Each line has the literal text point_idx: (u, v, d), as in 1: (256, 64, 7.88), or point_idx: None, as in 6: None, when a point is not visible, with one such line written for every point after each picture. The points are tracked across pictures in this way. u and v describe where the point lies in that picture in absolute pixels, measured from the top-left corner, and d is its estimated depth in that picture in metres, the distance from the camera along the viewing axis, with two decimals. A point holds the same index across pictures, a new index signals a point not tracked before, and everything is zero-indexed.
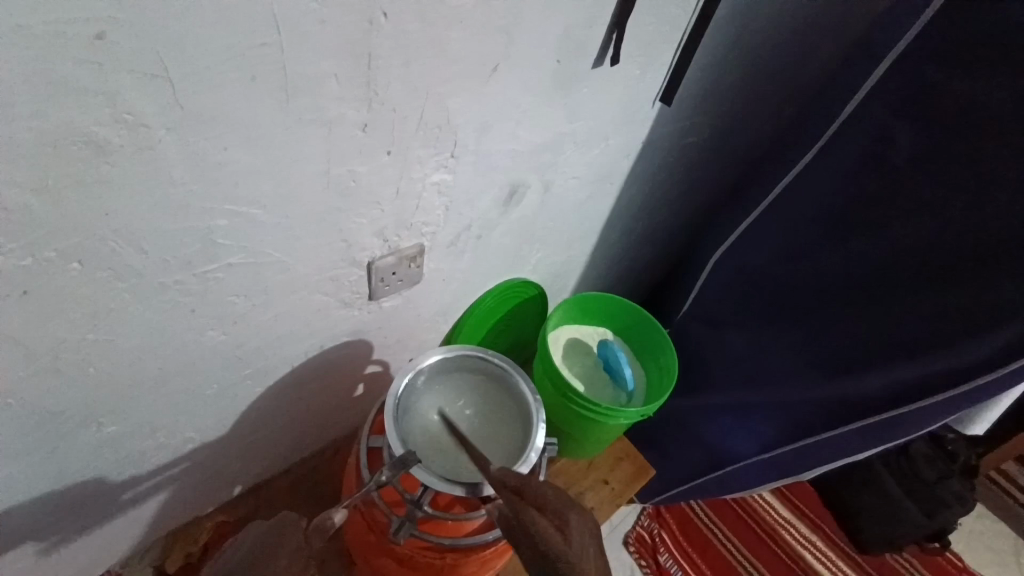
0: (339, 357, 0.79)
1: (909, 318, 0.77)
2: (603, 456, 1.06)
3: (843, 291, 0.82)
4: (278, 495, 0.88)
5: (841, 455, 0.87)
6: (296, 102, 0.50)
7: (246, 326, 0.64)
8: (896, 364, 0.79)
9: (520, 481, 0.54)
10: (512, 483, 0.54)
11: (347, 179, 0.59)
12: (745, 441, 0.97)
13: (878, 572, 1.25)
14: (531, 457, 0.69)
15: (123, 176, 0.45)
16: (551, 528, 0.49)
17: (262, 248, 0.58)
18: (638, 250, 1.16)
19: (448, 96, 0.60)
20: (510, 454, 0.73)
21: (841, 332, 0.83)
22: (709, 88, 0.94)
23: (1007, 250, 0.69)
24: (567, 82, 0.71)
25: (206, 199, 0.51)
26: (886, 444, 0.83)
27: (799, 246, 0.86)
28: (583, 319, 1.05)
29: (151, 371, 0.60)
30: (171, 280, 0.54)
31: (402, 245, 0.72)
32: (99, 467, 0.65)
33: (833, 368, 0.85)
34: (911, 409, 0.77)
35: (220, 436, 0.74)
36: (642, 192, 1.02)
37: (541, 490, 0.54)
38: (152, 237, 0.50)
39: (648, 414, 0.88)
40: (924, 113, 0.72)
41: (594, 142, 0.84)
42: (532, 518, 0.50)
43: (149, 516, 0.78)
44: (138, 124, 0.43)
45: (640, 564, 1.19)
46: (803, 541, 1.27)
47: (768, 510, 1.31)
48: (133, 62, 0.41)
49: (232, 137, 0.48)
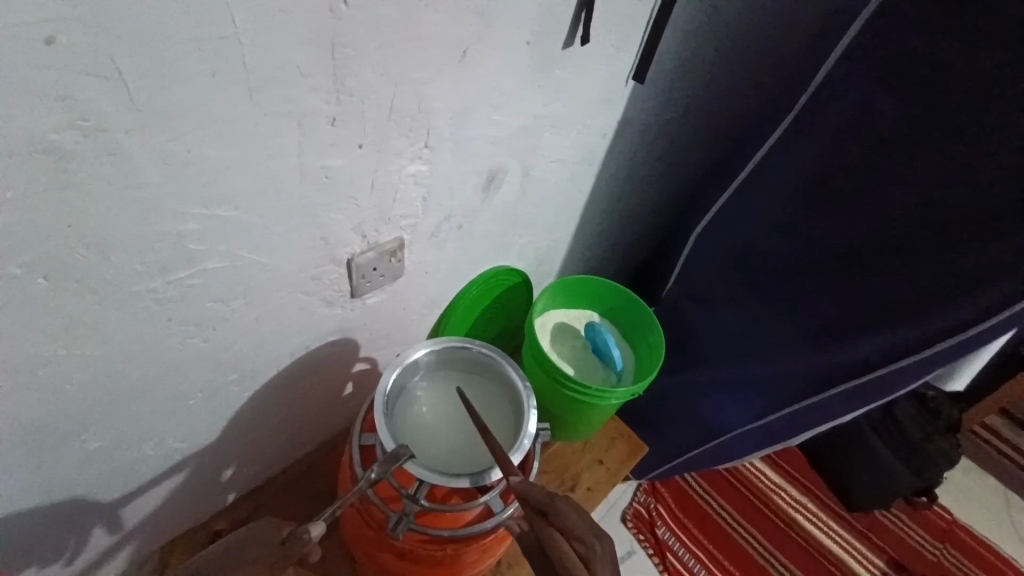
0: (327, 357, 0.79)
1: (890, 278, 0.78)
2: (598, 436, 1.07)
3: (825, 258, 0.83)
4: (273, 499, 0.87)
5: (830, 417, 0.89)
6: (263, 93, 0.48)
7: (230, 330, 0.63)
8: (879, 327, 0.80)
9: (548, 501, 0.52)
10: (540, 503, 0.52)
11: (323, 174, 0.58)
12: (736, 411, 0.99)
13: (869, 529, 1.29)
14: (525, 443, 0.69)
15: (86, 183, 0.44)
16: (575, 560, 0.48)
17: (237, 249, 0.56)
18: (620, 231, 1.16)
19: (424, 81, 0.59)
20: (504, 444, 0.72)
21: (823, 299, 0.85)
22: (683, 64, 0.94)
23: (981, 207, 0.70)
24: (544, 62, 0.70)
25: (175, 203, 0.49)
26: (872, 403, 0.85)
27: (779, 216, 0.86)
28: (568, 303, 1.05)
29: (133, 382, 0.59)
30: (146, 288, 0.53)
31: (383, 240, 0.71)
32: (87, 483, 0.63)
33: (818, 333, 0.86)
34: (894, 368, 0.80)
35: (212, 442, 0.73)
36: (622, 171, 1.02)
37: (571, 511, 0.52)
38: (121, 243, 0.48)
39: (639, 392, 0.89)
40: (897, 77, 0.73)
41: (573, 122, 0.83)
42: (557, 548, 0.49)
43: (143, 530, 0.77)
44: (99, 128, 0.42)
45: (639, 539, 1.21)
46: (795, 504, 1.30)
47: (759, 476, 1.34)
48: (89, 62, 0.39)
49: (199, 137, 0.47)
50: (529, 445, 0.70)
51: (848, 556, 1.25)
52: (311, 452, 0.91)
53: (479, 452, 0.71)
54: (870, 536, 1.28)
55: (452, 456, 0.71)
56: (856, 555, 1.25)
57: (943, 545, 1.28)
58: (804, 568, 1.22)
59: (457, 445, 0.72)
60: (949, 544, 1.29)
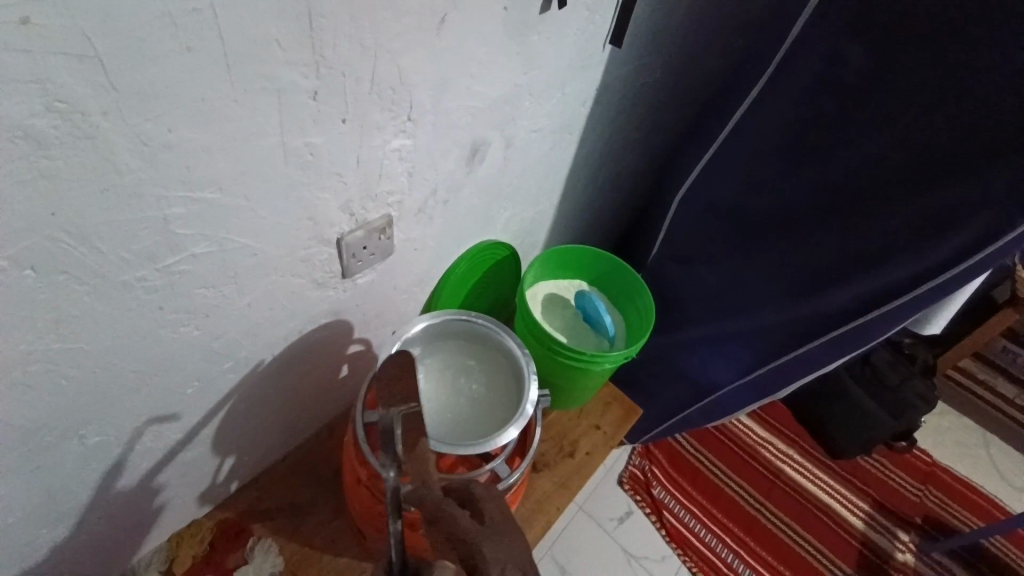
0: (320, 340, 0.78)
1: (869, 229, 0.81)
2: (592, 403, 1.09)
3: (805, 212, 0.85)
4: (276, 485, 0.87)
5: (813, 368, 0.93)
6: (241, 70, 0.47)
7: (223, 317, 0.62)
8: (858, 275, 0.83)
9: (435, 502, 0.49)
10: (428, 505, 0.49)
11: (306, 152, 0.57)
12: (724, 368, 1.02)
13: (853, 475, 1.35)
14: (528, 411, 0.69)
15: (67, 170, 0.42)
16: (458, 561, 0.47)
17: (225, 234, 0.56)
18: (603, 198, 1.17)
19: (401, 52, 0.58)
20: (503, 411, 0.74)
21: (804, 252, 0.87)
22: (659, 26, 0.93)
23: (952, 155, 0.72)
24: (520, 29, 0.69)
25: (158, 188, 0.48)
26: (852, 352, 0.89)
27: (757, 174, 0.88)
28: (557, 273, 1.06)
29: (128, 375, 0.58)
30: (134, 277, 0.51)
31: (370, 217, 0.70)
32: (87, 479, 0.63)
33: (801, 286, 0.89)
34: (873, 315, 0.83)
35: (210, 431, 0.73)
36: (601, 139, 1.02)
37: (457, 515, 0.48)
38: (107, 233, 0.47)
39: (632, 355, 0.90)
40: (869, 28, 0.73)
41: (552, 90, 0.83)
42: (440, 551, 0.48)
43: (149, 524, 0.76)
44: (75, 110, 0.40)
45: (636, 499, 1.25)
46: (783, 456, 1.35)
47: (747, 431, 1.38)
48: (61, 44, 0.37)
49: (179, 115, 0.46)
50: (531, 412, 0.71)
51: (836, 502, 1.30)
52: (311, 436, 0.91)
53: (484, 420, 0.73)
54: (854, 481, 1.34)
55: (452, 423, 0.72)
56: (843, 501, 1.30)
57: (924, 486, 1.35)
58: (794, 516, 1.27)
59: (462, 414, 0.73)
60: (930, 484, 1.35)
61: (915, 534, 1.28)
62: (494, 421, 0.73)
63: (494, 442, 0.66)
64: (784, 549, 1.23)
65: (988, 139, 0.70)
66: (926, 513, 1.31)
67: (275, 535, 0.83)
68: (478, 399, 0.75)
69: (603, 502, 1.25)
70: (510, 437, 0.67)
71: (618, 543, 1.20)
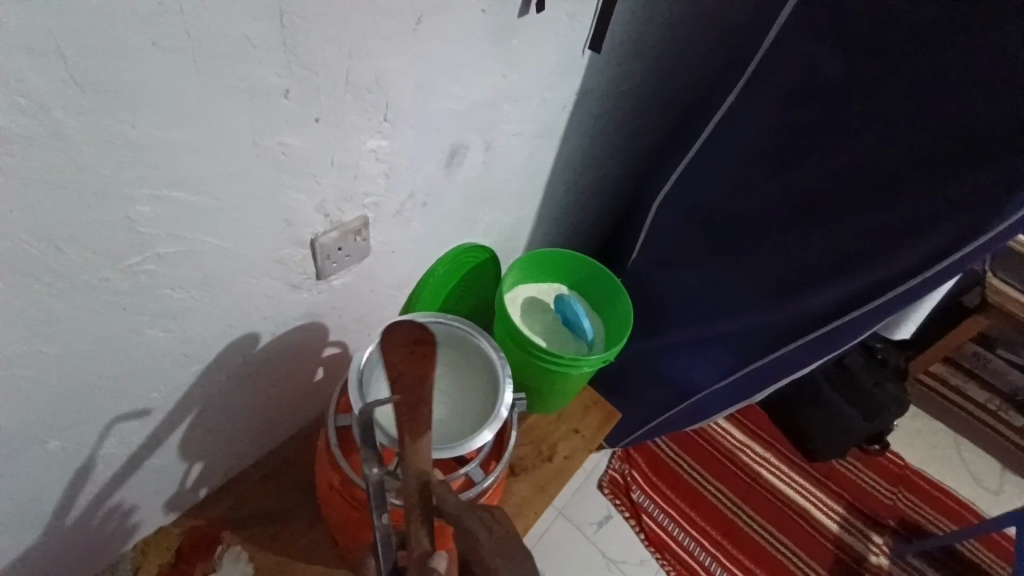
0: (296, 343, 0.77)
1: (844, 235, 0.82)
2: (571, 407, 1.09)
3: (778, 217, 0.87)
4: (249, 492, 0.85)
5: (789, 371, 0.94)
6: (214, 67, 0.46)
7: (193, 319, 0.61)
8: (830, 280, 0.85)
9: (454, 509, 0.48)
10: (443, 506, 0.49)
11: (280, 152, 0.56)
12: (705, 373, 1.03)
13: (829, 478, 1.36)
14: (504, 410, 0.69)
15: (27, 168, 0.41)
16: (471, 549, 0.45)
17: (196, 235, 0.55)
18: (584, 202, 1.17)
19: (379, 52, 0.57)
20: (479, 411, 0.73)
21: (778, 257, 0.88)
22: (639, 32, 0.94)
23: (923, 165, 0.74)
24: (501, 32, 0.69)
25: (125, 186, 0.47)
26: (827, 356, 0.90)
27: (733, 181, 0.89)
28: (537, 277, 1.06)
29: (93, 379, 0.56)
30: (98, 277, 0.50)
31: (346, 219, 0.69)
32: (49, 485, 0.61)
33: (777, 291, 0.90)
34: (845, 320, 0.84)
35: (180, 435, 0.71)
36: (581, 144, 1.03)
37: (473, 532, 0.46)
38: (68, 231, 0.46)
39: (610, 359, 0.91)
40: (840, 41, 0.75)
41: (532, 96, 0.83)
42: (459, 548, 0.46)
43: (116, 530, 0.74)
44: (37, 107, 0.39)
45: (615, 503, 1.26)
46: (760, 459, 1.37)
47: (725, 435, 1.39)
48: (24, 40, 0.37)
49: (148, 113, 0.45)
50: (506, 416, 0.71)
51: (811, 505, 1.32)
52: (285, 441, 0.89)
53: (459, 424, 0.72)
54: (830, 484, 1.35)
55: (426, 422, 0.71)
56: (818, 504, 1.32)
57: (897, 489, 1.37)
58: (771, 519, 1.29)
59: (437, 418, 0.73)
60: (902, 487, 1.38)
61: (888, 537, 1.31)
62: (470, 419, 0.73)
63: (467, 446, 0.66)
64: (760, 551, 1.25)
65: (955, 147, 0.72)
66: (899, 516, 1.34)
67: (247, 542, 0.82)
68: (454, 398, 0.74)
69: (582, 506, 1.24)
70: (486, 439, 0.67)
71: (597, 547, 1.20)
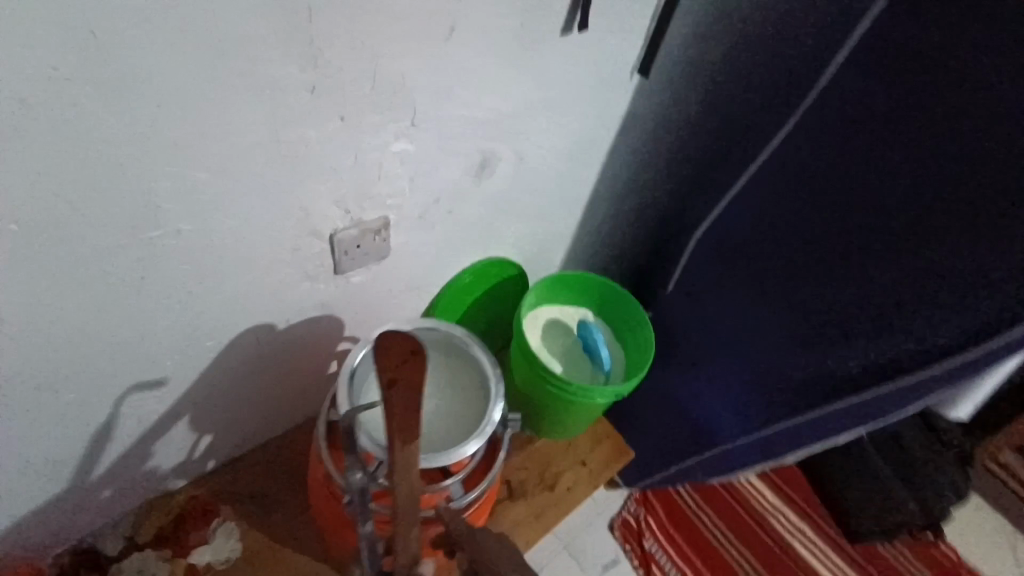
0: (309, 333, 0.79)
1: (889, 292, 0.75)
2: (583, 437, 1.05)
3: (817, 264, 0.82)
4: (252, 471, 0.87)
5: (826, 437, 0.85)
6: (234, 57, 0.49)
7: (206, 296, 0.64)
8: (868, 340, 0.78)
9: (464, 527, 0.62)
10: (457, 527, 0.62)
11: (300, 145, 0.58)
12: (730, 423, 0.95)
13: (868, 560, 1.23)
14: (486, 431, 0.67)
15: (54, 136, 0.45)
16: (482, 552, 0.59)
17: (213, 215, 0.58)
18: (623, 230, 1.15)
19: (401, 57, 0.59)
20: (467, 425, 0.72)
21: (814, 305, 0.83)
22: (688, 63, 0.93)
23: (980, 222, 0.66)
24: (534, 49, 0.70)
25: (143, 162, 0.50)
26: (869, 425, 0.81)
27: (773, 223, 0.87)
28: (562, 298, 1.03)
29: (104, 340, 0.60)
30: (115, 245, 0.54)
31: (365, 218, 0.71)
32: (55, 437, 0.65)
33: (811, 342, 0.84)
34: (889, 387, 0.76)
35: (186, 406, 0.74)
36: (619, 169, 1.01)
37: (489, 543, 0.60)
38: (88, 197, 0.50)
39: (622, 393, 0.87)
40: (895, 83, 0.70)
41: (566, 116, 0.83)
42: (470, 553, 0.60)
43: (119, 491, 0.78)
44: (64, 79, 0.43)
45: (625, 548, 1.20)
46: (793, 528, 1.25)
47: (757, 498, 1.29)
48: (62, 10, 0.41)
49: (166, 95, 0.48)
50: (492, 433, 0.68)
51: None
52: (293, 428, 0.91)
53: (448, 437, 0.71)
54: (869, 568, 1.22)
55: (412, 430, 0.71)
56: None
57: None
58: None
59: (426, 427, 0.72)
60: None
61: None
62: (457, 432, 0.72)
63: (446, 458, 0.64)
64: None
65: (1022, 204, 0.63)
66: None
67: (240, 520, 0.84)
68: (445, 409, 0.74)
69: (590, 545, 1.19)
70: (461, 457, 0.65)
71: None
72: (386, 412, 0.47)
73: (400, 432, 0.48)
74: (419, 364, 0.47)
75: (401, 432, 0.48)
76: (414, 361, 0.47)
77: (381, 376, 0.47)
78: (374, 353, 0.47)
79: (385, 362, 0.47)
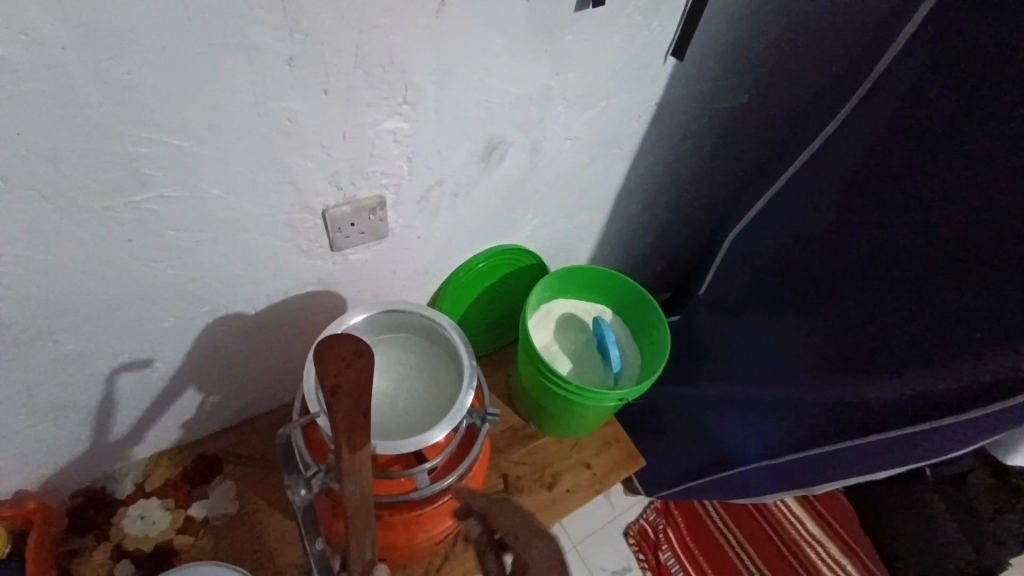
0: (309, 308, 0.80)
1: (941, 315, 0.65)
2: (591, 439, 1.00)
3: (863, 277, 0.72)
4: (258, 436, 0.91)
5: (856, 471, 0.75)
6: (209, 21, 0.48)
7: (199, 261, 0.66)
8: (909, 369, 0.67)
9: None
10: None
11: (285, 117, 0.58)
12: (750, 442, 0.87)
13: None
14: (452, 420, 0.64)
15: (36, 100, 0.47)
16: None
17: (200, 184, 0.59)
18: (656, 226, 1.07)
19: (393, 30, 0.56)
20: (441, 414, 0.70)
21: (853, 324, 0.73)
22: (734, 46, 0.84)
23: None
24: (548, 25, 0.65)
25: (124, 125, 0.51)
26: (910, 464, 0.70)
27: (813, 225, 0.77)
28: (580, 292, 0.98)
29: (102, 297, 0.63)
30: (103, 206, 0.56)
31: (360, 196, 0.70)
32: (65, 384, 0.69)
33: (845, 368, 0.74)
34: (934, 425, 0.65)
35: (190, 368, 0.78)
36: (655, 162, 0.94)
37: None
38: (73, 158, 0.52)
39: (624, 398, 0.82)
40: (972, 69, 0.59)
41: (589, 101, 0.77)
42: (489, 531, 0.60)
43: (130, 441, 0.83)
44: (39, 42, 0.44)
45: (638, 557, 1.14)
46: (831, 562, 1.14)
47: (794, 523, 1.19)
48: None
49: (140, 61, 0.48)
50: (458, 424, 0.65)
51: None
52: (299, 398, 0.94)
53: (420, 424, 0.70)
54: None
55: (383, 414, 0.70)
56: None
57: None
58: None
59: (401, 412, 0.71)
60: None
61: None
62: (429, 422, 0.70)
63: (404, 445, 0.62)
64: None
65: None
66: None
67: (238, 479, 0.87)
68: (421, 397, 0.72)
69: (599, 549, 1.15)
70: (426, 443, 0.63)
71: None
72: (331, 416, 0.45)
73: (347, 439, 0.46)
74: (363, 366, 0.46)
75: (347, 438, 0.46)
76: (355, 365, 0.46)
77: (322, 382, 0.45)
78: (313, 359, 0.46)
79: (325, 367, 0.45)
